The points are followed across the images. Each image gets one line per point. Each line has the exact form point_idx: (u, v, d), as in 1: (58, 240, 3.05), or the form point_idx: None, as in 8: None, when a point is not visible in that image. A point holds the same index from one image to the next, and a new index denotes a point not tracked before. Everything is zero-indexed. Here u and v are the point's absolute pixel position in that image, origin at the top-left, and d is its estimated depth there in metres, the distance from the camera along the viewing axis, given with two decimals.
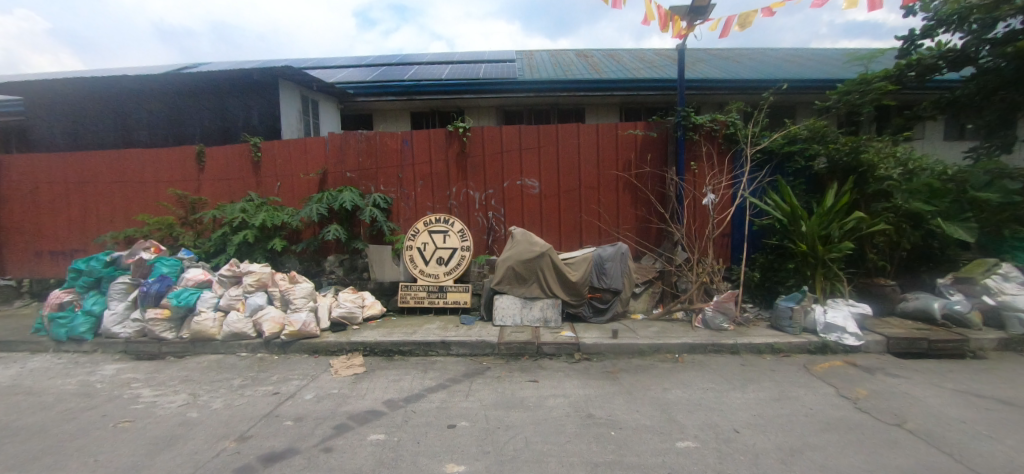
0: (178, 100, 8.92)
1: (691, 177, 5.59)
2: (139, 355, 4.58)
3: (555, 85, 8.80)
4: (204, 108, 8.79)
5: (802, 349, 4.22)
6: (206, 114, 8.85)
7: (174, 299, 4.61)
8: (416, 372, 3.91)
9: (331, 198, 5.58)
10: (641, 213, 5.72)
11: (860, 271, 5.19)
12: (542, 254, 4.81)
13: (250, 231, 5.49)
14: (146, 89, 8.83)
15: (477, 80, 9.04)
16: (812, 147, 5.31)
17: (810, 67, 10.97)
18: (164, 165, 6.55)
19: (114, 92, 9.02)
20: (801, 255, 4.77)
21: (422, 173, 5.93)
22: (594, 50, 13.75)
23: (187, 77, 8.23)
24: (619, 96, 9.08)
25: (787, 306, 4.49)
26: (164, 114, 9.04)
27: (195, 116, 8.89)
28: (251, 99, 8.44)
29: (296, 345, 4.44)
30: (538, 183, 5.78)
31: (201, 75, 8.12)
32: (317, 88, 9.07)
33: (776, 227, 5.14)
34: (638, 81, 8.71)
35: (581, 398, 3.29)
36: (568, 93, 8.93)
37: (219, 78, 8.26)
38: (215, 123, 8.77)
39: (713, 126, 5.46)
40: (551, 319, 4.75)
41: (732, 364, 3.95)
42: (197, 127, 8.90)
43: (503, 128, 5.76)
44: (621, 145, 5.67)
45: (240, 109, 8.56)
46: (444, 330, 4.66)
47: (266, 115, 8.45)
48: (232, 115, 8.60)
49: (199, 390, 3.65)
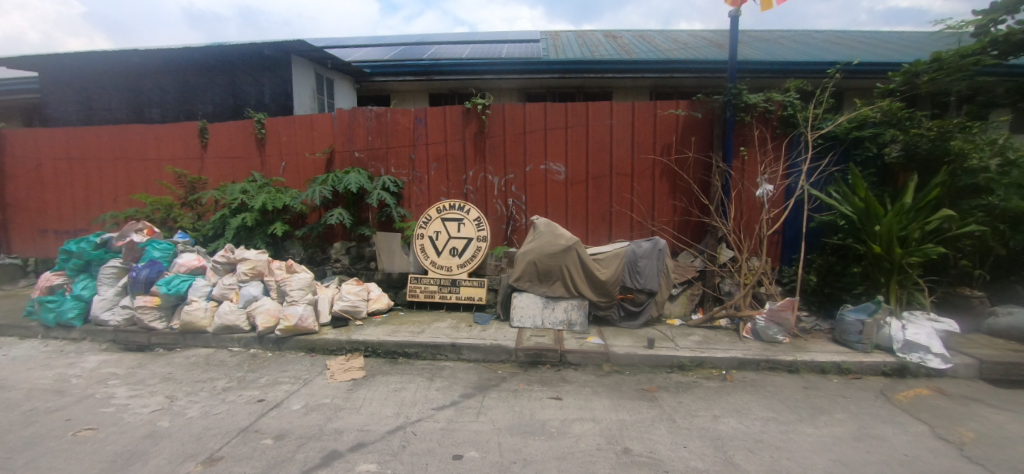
0: (189, 76, 8.57)
1: (739, 164, 4.91)
2: (128, 345, 4.27)
3: (582, 65, 8.11)
4: (215, 85, 8.41)
5: (875, 371, 3.56)
6: (217, 90, 8.49)
7: (164, 287, 4.25)
8: (421, 380, 3.41)
9: (337, 180, 5.11)
10: (680, 204, 5.07)
11: (943, 280, 4.41)
12: (569, 247, 4.23)
13: (250, 213, 5.08)
14: (159, 65, 8.53)
15: (498, 59, 8.40)
16: (885, 132, 4.59)
17: (864, 49, 9.93)
18: (167, 143, 6.20)
19: (125, 67, 8.72)
20: (872, 258, 4.09)
21: (436, 154, 5.39)
22: (622, 31, 12.92)
23: (196, 51, 7.84)
24: (652, 79, 8.33)
25: (857, 319, 3.81)
26: (176, 91, 8.73)
27: (206, 93, 8.53)
28: (263, 76, 8.02)
29: (292, 342, 4.01)
30: (564, 168, 5.17)
31: (211, 49, 7.73)
32: (332, 65, 8.60)
33: (841, 224, 4.42)
34: (675, 62, 7.91)
35: (614, 425, 2.73)
36: (598, 74, 8.21)
37: (229, 52, 7.86)
38: (225, 101, 8.39)
39: (768, 106, 4.75)
40: (576, 322, 4.19)
41: (793, 387, 3.32)
42: (207, 104, 8.53)
43: (527, 106, 5.17)
44: (660, 126, 5.01)
45: (252, 86, 8.16)
46: (456, 331, 4.15)
47: (277, 93, 8.03)
48: (244, 92, 8.21)
49: (177, 393, 3.24)
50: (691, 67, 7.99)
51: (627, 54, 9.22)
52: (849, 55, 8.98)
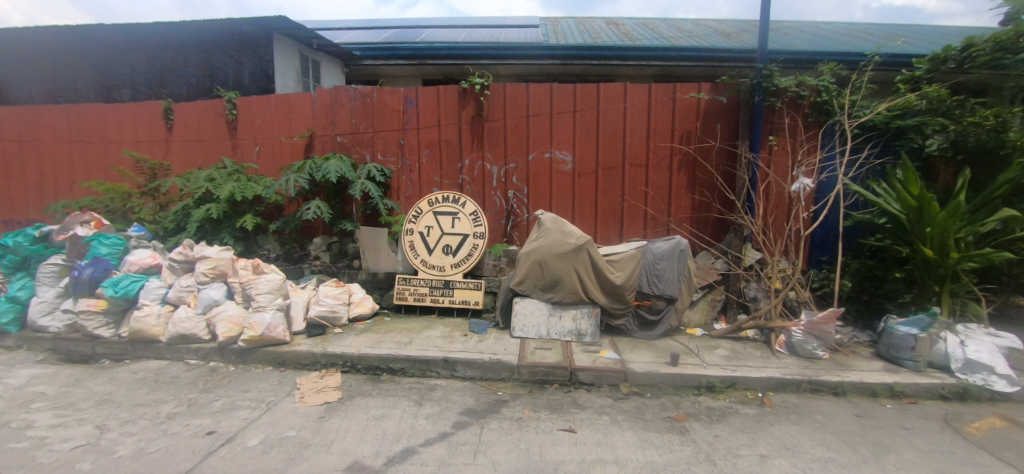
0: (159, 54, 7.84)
1: (767, 154, 4.40)
2: (69, 356, 3.69)
3: (586, 51, 7.47)
4: (188, 63, 7.68)
5: (931, 394, 3.09)
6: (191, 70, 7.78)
7: (110, 289, 3.67)
8: (407, 405, 2.87)
9: (315, 167, 4.53)
10: (700, 199, 4.55)
11: (1008, 286, 3.81)
12: (580, 247, 3.69)
13: (216, 205, 4.48)
14: (127, 43, 7.80)
15: (498, 43, 7.68)
16: (933, 121, 4.09)
17: (880, 40, 9.40)
18: (128, 124, 5.56)
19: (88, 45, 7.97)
20: (922, 263, 3.62)
21: (428, 140, 4.81)
22: (625, 19, 12.26)
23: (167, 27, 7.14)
24: (658, 68, 7.73)
25: (909, 333, 3.32)
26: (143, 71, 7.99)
27: (178, 73, 7.80)
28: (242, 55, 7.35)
29: (257, 355, 3.45)
30: (572, 157, 4.63)
31: (182, 25, 7.06)
32: (318, 47, 7.92)
33: (883, 224, 3.94)
34: (685, 50, 7.32)
35: (644, 470, 2.21)
36: (600, 61, 7.61)
37: (204, 28, 7.18)
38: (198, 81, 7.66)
39: (800, 91, 4.25)
40: (586, 332, 3.68)
41: (843, 416, 2.84)
42: (179, 85, 7.80)
43: (531, 87, 4.62)
44: (680, 111, 4.48)
45: (229, 66, 7.48)
46: (449, 342, 3.60)
47: (257, 75, 7.36)
48: (220, 73, 7.53)
49: (111, 422, 2.68)
50: (703, 55, 7.36)
51: (631, 41, 8.60)
52: (868, 45, 8.46)
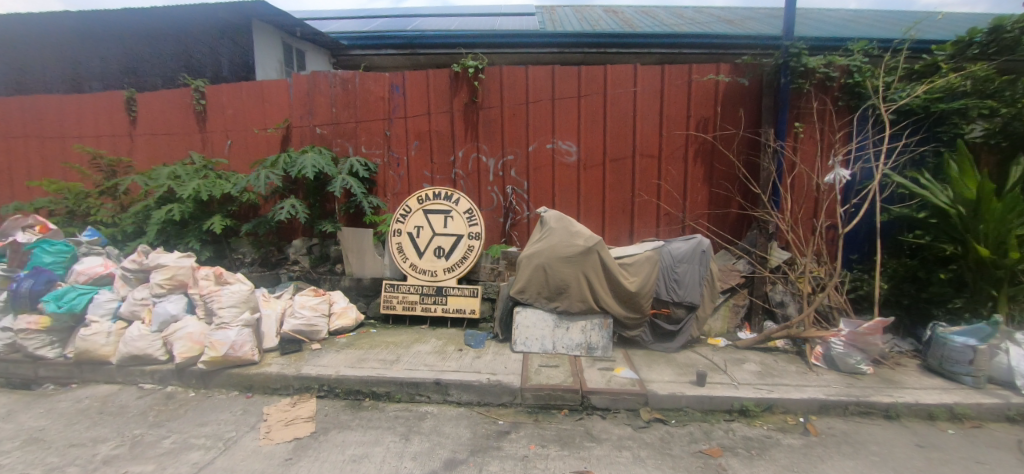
0: (116, 48, 7.09)
1: (793, 142, 3.97)
2: (7, 381, 3.22)
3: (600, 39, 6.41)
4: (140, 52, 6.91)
5: (998, 415, 2.68)
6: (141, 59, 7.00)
7: (52, 303, 3.21)
8: (391, 441, 2.41)
9: (289, 162, 4.05)
10: (719, 192, 4.12)
11: None
12: (589, 249, 3.25)
13: (179, 205, 4.01)
14: (75, 35, 6.97)
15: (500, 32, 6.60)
16: (984, 104, 3.62)
17: (890, 25, 8.94)
18: (88, 117, 5.06)
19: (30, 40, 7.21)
20: (976, 263, 3.20)
21: (418, 130, 4.34)
22: (625, 7, 11.73)
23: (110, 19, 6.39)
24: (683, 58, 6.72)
25: (966, 345, 2.91)
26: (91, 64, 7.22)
27: (135, 66, 7.04)
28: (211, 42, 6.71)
29: (221, 378, 3.01)
30: (576, 148, 4.18)
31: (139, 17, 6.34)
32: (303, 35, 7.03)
33: (926, 219, 3.52)
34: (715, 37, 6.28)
35: None
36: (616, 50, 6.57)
37: (163, 19, 6.45)
38: (158, 71, 6.91)
39: (829, 72, 3.82)
40: (596, 346, 3.25)
41: (903, 447, 2.42)
42: (140, 78, 7.06)
43: (530, 70, 4.15)
44: (696, 96, 4.04)
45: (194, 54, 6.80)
46: (442, 359, 3.16)
47: (238, 67, 6.54)
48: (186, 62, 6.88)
49: (33, 470, 2.20)
50: (730, 43, 6.37)
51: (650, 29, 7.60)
52: (877, 29, 8.02)
